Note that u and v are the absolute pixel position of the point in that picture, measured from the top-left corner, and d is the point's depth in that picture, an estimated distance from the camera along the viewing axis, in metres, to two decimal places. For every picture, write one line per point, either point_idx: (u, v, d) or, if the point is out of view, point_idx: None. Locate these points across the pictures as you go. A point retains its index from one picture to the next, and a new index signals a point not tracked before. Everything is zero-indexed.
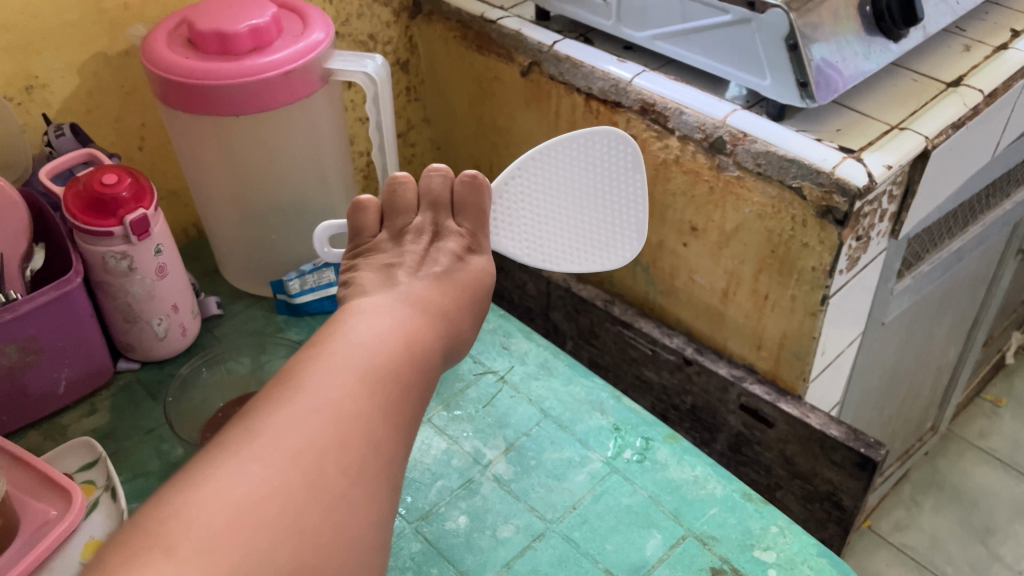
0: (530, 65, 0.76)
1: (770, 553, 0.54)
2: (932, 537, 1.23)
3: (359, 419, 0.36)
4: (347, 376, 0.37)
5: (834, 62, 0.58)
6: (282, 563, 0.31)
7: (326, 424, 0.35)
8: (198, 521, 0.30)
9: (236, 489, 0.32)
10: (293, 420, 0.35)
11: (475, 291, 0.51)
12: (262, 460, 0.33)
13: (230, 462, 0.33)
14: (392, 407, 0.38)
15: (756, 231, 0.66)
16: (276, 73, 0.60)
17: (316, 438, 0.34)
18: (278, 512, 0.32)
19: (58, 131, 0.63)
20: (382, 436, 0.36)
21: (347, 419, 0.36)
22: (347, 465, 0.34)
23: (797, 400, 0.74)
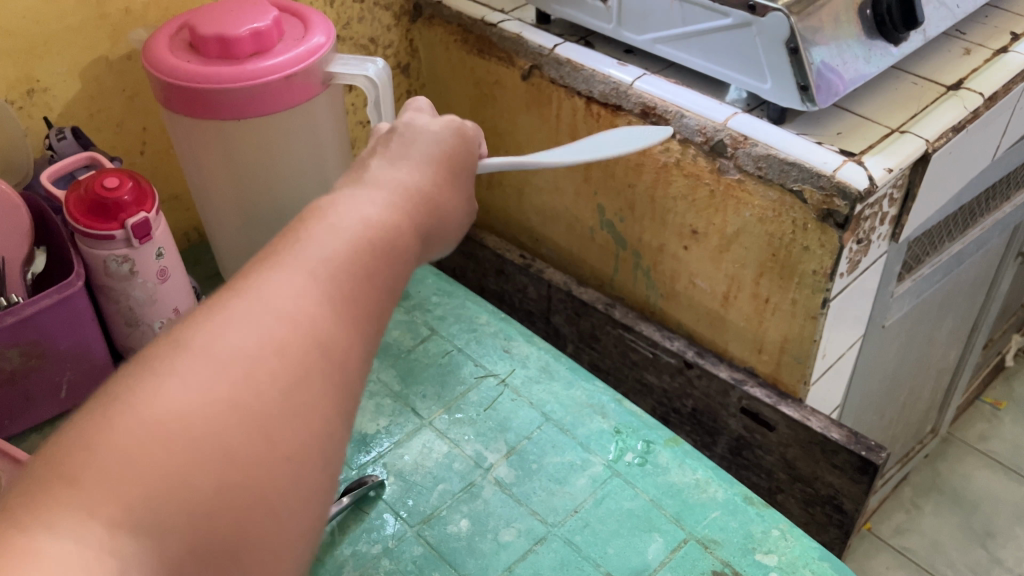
0: (531, 69, 0.76)
1: (772, 557, 0.54)
2: (932, 541, 1.23)
3: (305, 330, 0.32)
4: (299, 283, 0.33)
5: (835, 65, 0.59)
6: (206, 484, 0.27)
7: (262, 336, 0.31)
8: (114, 444, 0.27)
9: (157, 407, 0.28)
10: (229, 333, 0.30)
11: (464, 193, 0.45)
12: (187, 372, 0.29)
13: (154, 380, 0.28)
14: (339, 312, 0.33)
15: (757, 235, 0.67)
16: (277, 76, 0.60)
17: (248, 353, 0.30)
18: (200, 432, 0.28)
19: (60, 135, 0.63)
20: (330, 345, 0.32)
21: (288, 327, 0.31)
22: (282, 379, 0.30)
23: (798, 403, 0.74)
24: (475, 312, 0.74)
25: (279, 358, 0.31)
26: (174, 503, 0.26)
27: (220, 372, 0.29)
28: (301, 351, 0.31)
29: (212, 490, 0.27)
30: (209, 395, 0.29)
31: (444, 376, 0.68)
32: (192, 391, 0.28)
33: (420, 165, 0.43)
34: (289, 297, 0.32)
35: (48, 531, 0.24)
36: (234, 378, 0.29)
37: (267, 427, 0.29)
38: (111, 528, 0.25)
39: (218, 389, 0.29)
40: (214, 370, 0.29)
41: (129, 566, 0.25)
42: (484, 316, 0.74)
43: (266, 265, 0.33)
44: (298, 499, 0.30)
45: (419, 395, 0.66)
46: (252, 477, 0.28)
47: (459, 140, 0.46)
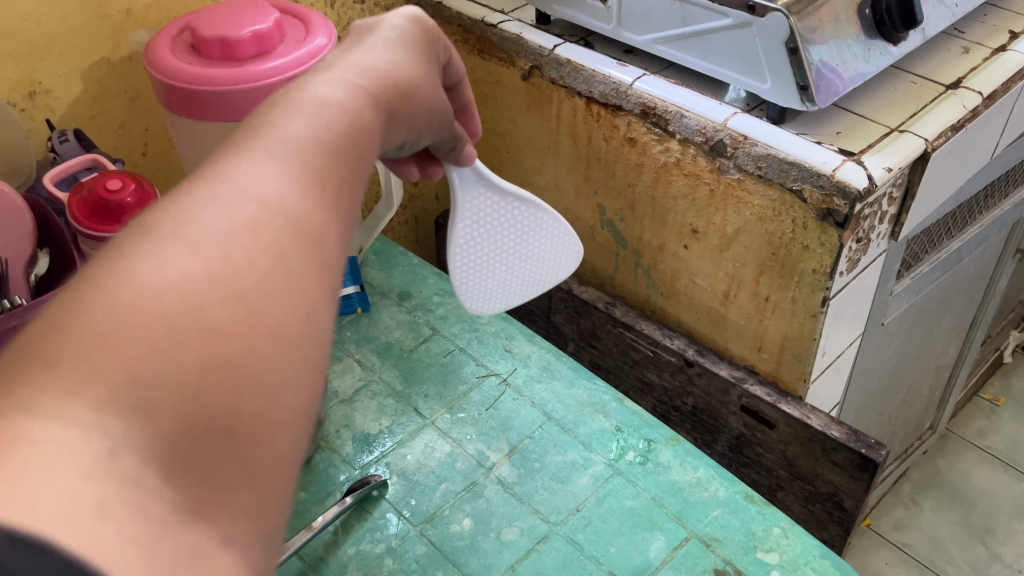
0: (531, 69, 0.76)
1: (773, 555, 0.54)
2: (931, 537, 1.24)
3: (287, 206, 0.27)
4: (272, 163, 0.28)
5: (834, 64, 0.59)
6: (190, 360, 0.22)
7: (239, 213, 0.25)
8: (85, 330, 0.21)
9: (126, 287, 0.22)
10: (201, 210, 0.25)
11: (439, 101, 0.41)
12: (150, 253, 0.23)
13: (121, 262, 0.23)
14: (321, 193, 0.28)
15: (757, 234, 0.67)
16: (279, 78, 0.59)
17: (227, 228, 0.25)
18: (181, 308, 0.22)
19: (62, 136, 0.63)
20: (314, 225, 0.27)
21: (268, 205, 0.26)
22: (272, 258, 0.25)
23: (798, 401, 0.74)
24: None
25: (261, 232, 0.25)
26: (161, 387, 0.21)
27: (198, 248, 0.24)
28: (286, 230, 0.26)
29: (198, 366, 0.22)
30: (188, 270, 0.23)
31: (445, 375, 0.68)
32: (166, 267, 0.23)
33: (397, 57, 0.38)
34: (262, 177, 0.27)
35: (29, 414, 0.19)
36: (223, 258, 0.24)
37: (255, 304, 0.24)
38: (98, 408, 0.20)
39: (198, 264, 0.23)
40: (188, 247, 0.24)
41: (119, 445, 0.20)
42: (486, 316, 0.74)
43: (231, 151, 0.28)
44: (301, 392, 0.25)
45: (421, 394, 0.66)
46: (248, 361, 0.23)
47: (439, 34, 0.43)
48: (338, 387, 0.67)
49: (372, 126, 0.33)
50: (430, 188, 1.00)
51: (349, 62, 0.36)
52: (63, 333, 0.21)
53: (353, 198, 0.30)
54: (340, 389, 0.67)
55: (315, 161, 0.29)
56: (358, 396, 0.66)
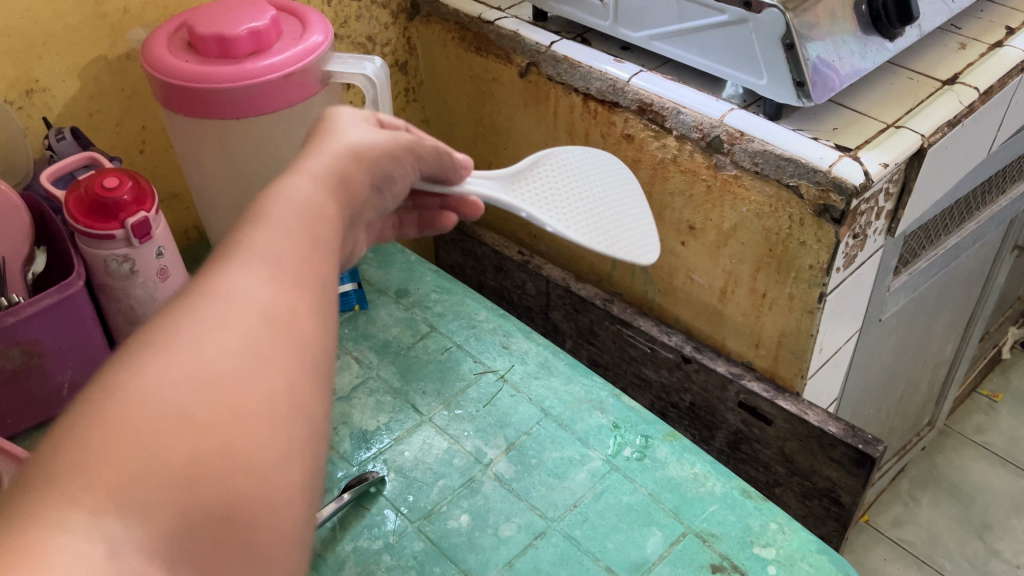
0: (528, 66, 0.76)
1: (769, 550, 0.54)
2: (930, 533, 1.24)
3: (269, 309, 0.29)
4: (254, 268, 0.30)
5: (831, 60, 0.59)
6: (186, 470, 0.24)
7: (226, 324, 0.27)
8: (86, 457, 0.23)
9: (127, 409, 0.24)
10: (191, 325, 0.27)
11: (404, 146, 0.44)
12: (144, 373, 0.25)
13: (116, 386, 0.25)
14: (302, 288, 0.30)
15: (754, 230, 0.67)
16: (276, 75, 0.60)
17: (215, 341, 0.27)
18: (171, 429, 0.24)
19: (59, 135, 0.63)
20: (299, 323, 0.29)
21: (254, 312, 0.28)
22: (260, 360, 0.27)
23: (796, 397, 0.74)
24: (474, 309, 0.74)
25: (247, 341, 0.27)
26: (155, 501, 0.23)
27: (189, 362, 0.26)
28: (268, 331, 0.28)
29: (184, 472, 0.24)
30: (179, 387, 0.25)
31: (443, 372, 0.68)
32: (159, 385, 0.25)
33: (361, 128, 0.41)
34: (243, 284, 0.29)
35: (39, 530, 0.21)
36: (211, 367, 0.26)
37: (243, 411, 0.26)
38: (97, 522, 0.22)
39: (188, 378, 0.25)
40: (180, 361, 0.25)
41: (119, 549, 0.22)
42: (483, 313, 0.74)
43: (217, 261, 0.30)
44: (293, 471, 0.26)
45: (419, 391, 0.67)
46: (237, 465, 0.25)
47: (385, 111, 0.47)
48: (336, 384, 0.67)
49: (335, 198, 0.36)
50: None
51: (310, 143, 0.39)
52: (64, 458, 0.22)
53: (329, 275, 0.32)
54: (338, 386, 0.67)
55: (295, 260, 0.31)
56: (355, 393, 0.66)
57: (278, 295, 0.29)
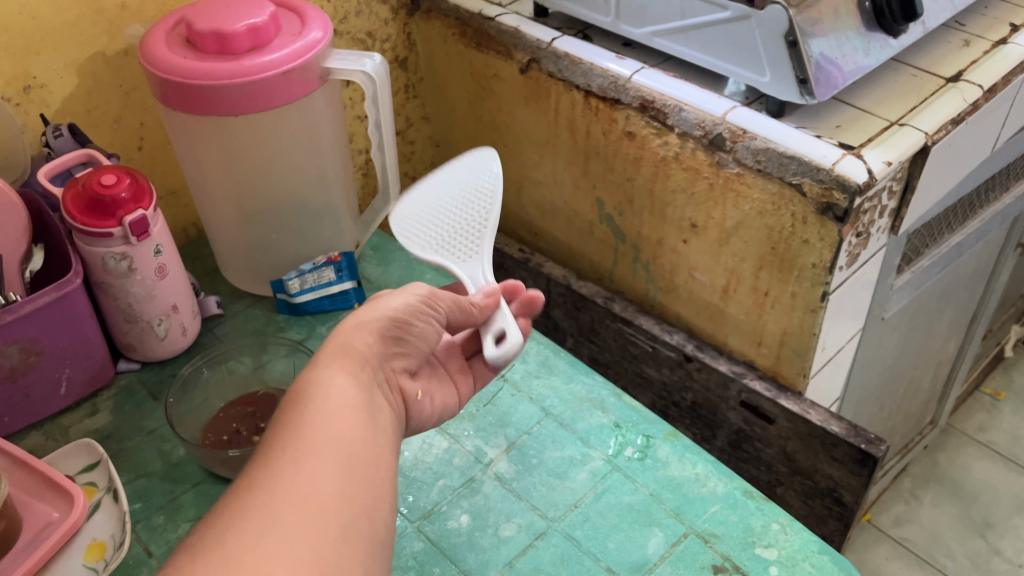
0: (529, 62, 0.76)
1: (772, 550, 0.54)
2: (931, 531, 1.24)
3: (325, 501, 0.36)
4: (306, 468, 0.37)
5: (834, 57, 0.58)
6: None
7: (284, 511, 0.35)
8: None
9: None
10: (252, 514, 0.34)
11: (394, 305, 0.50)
12: (236, 563, 0.32)
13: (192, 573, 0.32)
14: (349, 471, 0.38)
15: (757, 228, 0.66)
16: (275, 72, 0.60)
17: (276, 527, 0.34)
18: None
19: (57, 131, 0.63)
20: (345, 504, 0.36)
21: (311, 504, 0.35)
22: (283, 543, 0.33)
23: (798, 396, 0.74)
24: None
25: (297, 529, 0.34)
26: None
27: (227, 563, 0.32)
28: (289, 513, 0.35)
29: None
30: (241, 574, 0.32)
31: None
32: None
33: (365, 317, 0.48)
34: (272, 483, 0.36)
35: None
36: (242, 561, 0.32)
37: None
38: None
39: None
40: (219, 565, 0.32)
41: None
42: None
43: (256, 468, 0.37)
44: None
45: None
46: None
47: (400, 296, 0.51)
48: None
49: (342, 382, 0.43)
50: None
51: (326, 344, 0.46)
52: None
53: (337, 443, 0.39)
54: None
55: (346, 457, 0.38)
56: None
57: (339, 490, 0.37)
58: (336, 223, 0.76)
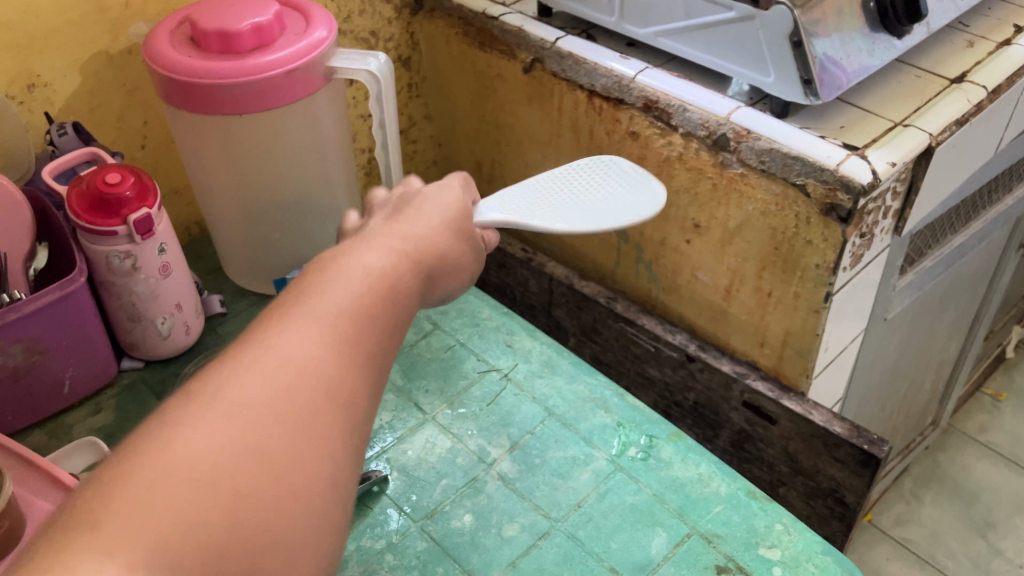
0: (533, 62, 0.76)
1: (775, 551, 0.54)
2: (932, 532, 1.24)
3: (331, 383, 0.34)
4: (320, 338, 0.35)
5: (838, 58, 0.58)
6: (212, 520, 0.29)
7: (271, 377, 0.33)
8: (134, 490, 0.28)
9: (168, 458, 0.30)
10: (235, 375, 0.33)
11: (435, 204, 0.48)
12: (233, 419, 0.31)
13: (168, 428, 0.31)
14: (347, 350, 0.36)
15: (760, 229, 0.66)
16: (279, 71, 0.59)
17: (260, 394, 0.32)
18: (214, 473, 0.30)
19: (61, 130, 0.63)
20: (336, 382, 0.35)
21: (318, 377, 0.34)
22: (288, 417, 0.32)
23: (801, 397, 0.74)
24: (476, 306, 0.74)
25: (282, 400, 0.33)
26: (186, 546, 0.28)
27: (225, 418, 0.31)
28: (297, 386, 0.33)
29: (228, 531, 0.29)
30: (221, 440, 0.31)
31: (446, 370, 0.68)
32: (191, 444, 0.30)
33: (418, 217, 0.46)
34: (289, 344, 0.34)
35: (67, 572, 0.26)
36: (233, 422, 0.31)
37: (277, 464, 0.31)
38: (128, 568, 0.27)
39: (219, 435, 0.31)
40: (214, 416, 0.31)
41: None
42: (486, 311, 0.73)
43: (273, 317, 0.35)
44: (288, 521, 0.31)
45: (422, 389, 0.66)
46: (267, 516, 0.31)
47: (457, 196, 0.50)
48: None
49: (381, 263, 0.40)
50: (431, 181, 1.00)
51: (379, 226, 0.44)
52: (109, 497, 0.28)
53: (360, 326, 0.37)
54: None
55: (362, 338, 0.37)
56: None
57: (348, 373, 0.35)
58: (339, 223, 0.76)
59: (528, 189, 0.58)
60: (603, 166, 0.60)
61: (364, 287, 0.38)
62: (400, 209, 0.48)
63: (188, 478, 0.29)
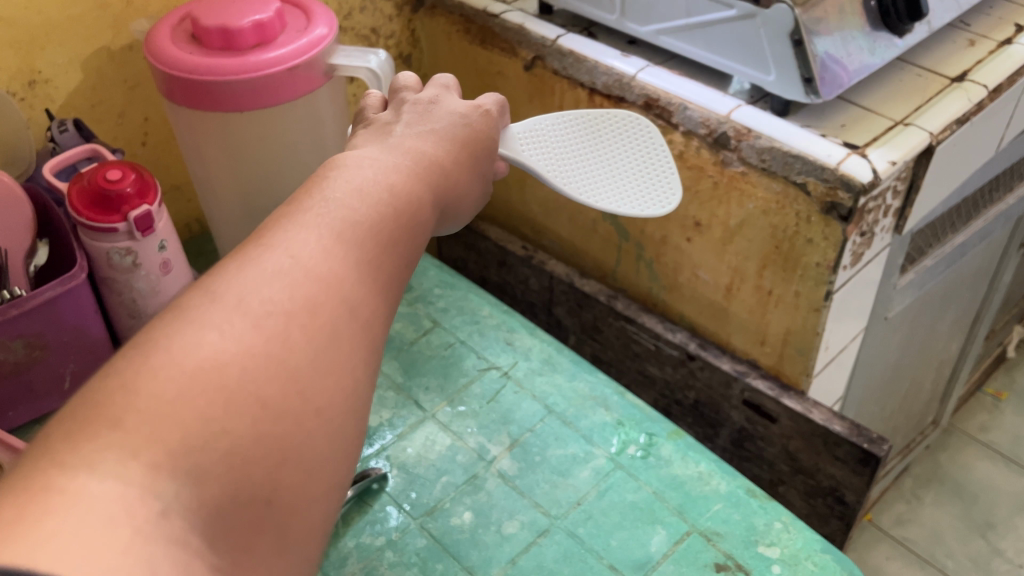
0: (533, 60, 0.76)
1: (774, 549, 0.54)
2: (932, 531, 1.24)
3: (342, 282, 0.35)
4: (327, 241, 0.36)
5: (839, 57, 0.58)
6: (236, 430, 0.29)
7: (292, 287, 0.33)
8: (157, 387, 0.28)
9: (190, 356, 0.30)
10: (255, 282, 0.33)
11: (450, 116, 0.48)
12: (247, 311, 0.32)
13: (188, 328, 0.30)
14: (360, 269, 0.36)
15: (761, 227, 0.66)
16: (280, 69, 0.59)
17: (280, 302, 0.33)
18: (238, 377, 0.30)
19: (62, 126, 0.63)
20: (353, 301, 0.35)
21: (330, 280, 0.34)
22: (310, 331, 0.33)
23: (801, 395, 0.74)
24: (477, 304, 0.74)
25: (302, 312, 0.33)
26: (209, 451, 0.28)
27: (244, 315, 0.32)
28: (316, 289, 0.34)
29: (251, 438, 0.30)
30: (245, 345, 0.31)
31: (446, 368, 0.68)
32: (214, 343, 0.30)
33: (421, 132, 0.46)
34: (303, 248, 0.35)
35: (90, 469, 0.26)
36: (253, 326, 0.31)
37: (298, 377, 0.32)
38: (152, 469, 0.27)
39: (240, 329, 0.31)
40: (233, 311, 0.31)
41: (168, 507, 0.27)
42: (487, 308, 0.73)
43: (281, 225, 0.36)
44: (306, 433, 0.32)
45: (422, 387, 0.66)
46: (286, 431, 0.31)
47: (481, 119, 0.50)
48: None
49: (392, 179, 0.41)
50: None
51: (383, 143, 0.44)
52: (131, 393, 0.28)
53: (364, 227, 0.37)
54: None
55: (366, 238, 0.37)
56: None
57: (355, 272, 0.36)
58: None
59: (559, 150, 0.59)
60: (646, 156, 0.60)
61: (375, 210, 0.38)
62: (417, 117, 0.48)
63: (212, 371, 0.30)
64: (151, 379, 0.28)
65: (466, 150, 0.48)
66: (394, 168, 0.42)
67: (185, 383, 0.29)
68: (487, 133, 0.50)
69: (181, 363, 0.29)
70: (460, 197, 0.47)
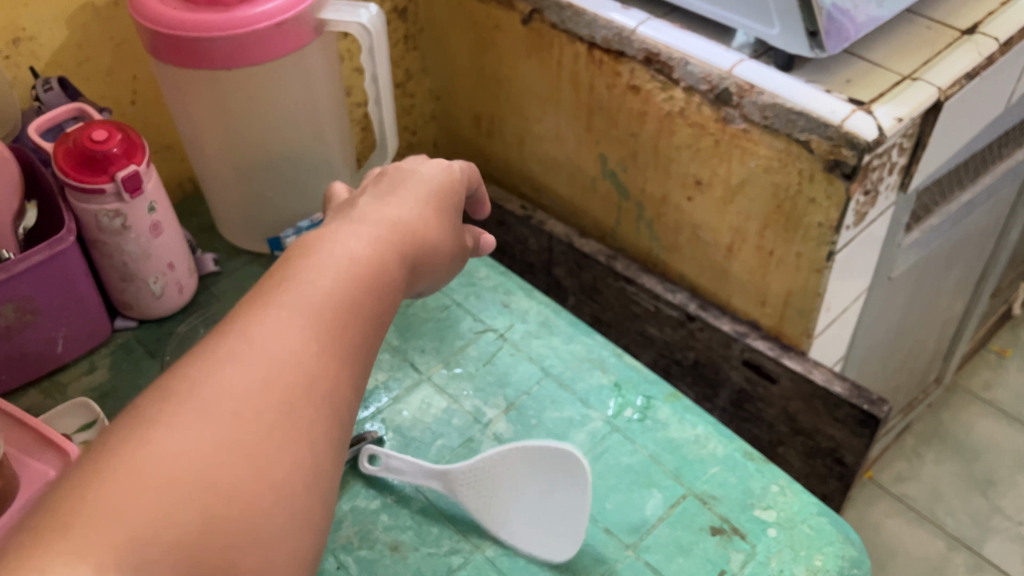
0: (531, 13, 0.74)
1: (770, 512, 0.53)
2: (933, 489, 1.24)
3: (304, 361, 0.34)
4: (287, 322, 0.34)
5: (847, 8, 0.56)
6: (190, 523, 0.28)
7: (248, 374, 0.32)
8: (104, 491, 0.27)
9: (137, 457, 0.28)
10: (212, 373, 0.32)
11: (414, 182, 0.48)
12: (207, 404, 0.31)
13: (137, 429, 0.29)
14: (323, 339, 0.35)
15: (762, 185, 0.65)
16: (268, 25, 0.58)
17: (237, 391, 0.31)
18: (188, 474, 0.28)
19: (46, 85, 0.61)
20: (313, 373, 0.34)
21: (292, 362, 0.33)
22: (269, 415, 0.31)
23: (801, 356, 0.73)
24: (474, 266, 0.73)
25: (274, 392, 0.32)
26: (158, 543, 0.27)
27: (199, 408, 0.30)
28: (274, 372, 0.32)
29: (203, 527, 0.28)
30: (195, 441, 0.29)
31: (442, 331, 0.67)
32: (164, 443, 0.29)
33: (395, 201, 0.46)
34: (264, 331, 0.34)
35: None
36: (212, 415, 0.30)
37: (260, 461, 0.30)
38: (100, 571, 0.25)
39: (196, 422, 0.30)
40: (189, 407, 0.30)
41: None
42: (483, 270, 0.72)
43: (242, 312, 0.35)
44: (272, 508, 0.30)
45: (418, 348, 0.66)
46: (243, 515, 0.29)
47: (446, 179, 0.49)
48: None
49: (361, 251, 0.40)
50: (429, 135, 0.99)
51: (359, 215, 0.43)
52: (78, 500, 0.27)
53: (330, 302, 0.36)
54: None
55: (332, 314, 0.36)
56: None
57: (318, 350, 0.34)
58: (333, 179, 0.75)
59: None
60: None
61: (337, 285, 0.37)
62: (386, 188, 0.47)
63: (167, 469, 0.28)
64: (97, 488, 0.27)
65: (434, 213, 0.47)
66: (364, 240, 0.41)
67: (132, 487, 0.27)
68: (452, 194, 0.49)
69: (129, 467, 0.28)
70: (434, 260, 0.46)
